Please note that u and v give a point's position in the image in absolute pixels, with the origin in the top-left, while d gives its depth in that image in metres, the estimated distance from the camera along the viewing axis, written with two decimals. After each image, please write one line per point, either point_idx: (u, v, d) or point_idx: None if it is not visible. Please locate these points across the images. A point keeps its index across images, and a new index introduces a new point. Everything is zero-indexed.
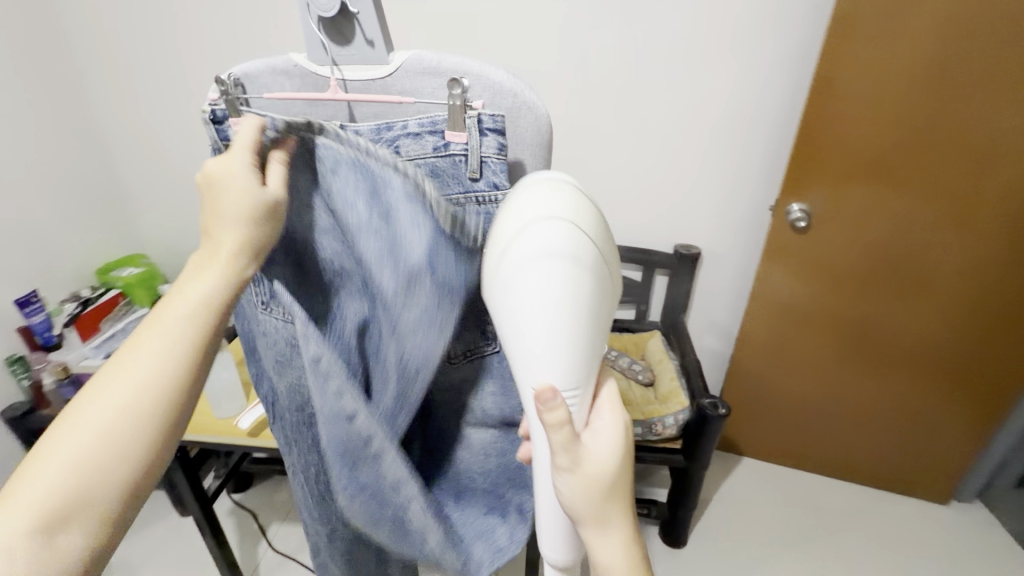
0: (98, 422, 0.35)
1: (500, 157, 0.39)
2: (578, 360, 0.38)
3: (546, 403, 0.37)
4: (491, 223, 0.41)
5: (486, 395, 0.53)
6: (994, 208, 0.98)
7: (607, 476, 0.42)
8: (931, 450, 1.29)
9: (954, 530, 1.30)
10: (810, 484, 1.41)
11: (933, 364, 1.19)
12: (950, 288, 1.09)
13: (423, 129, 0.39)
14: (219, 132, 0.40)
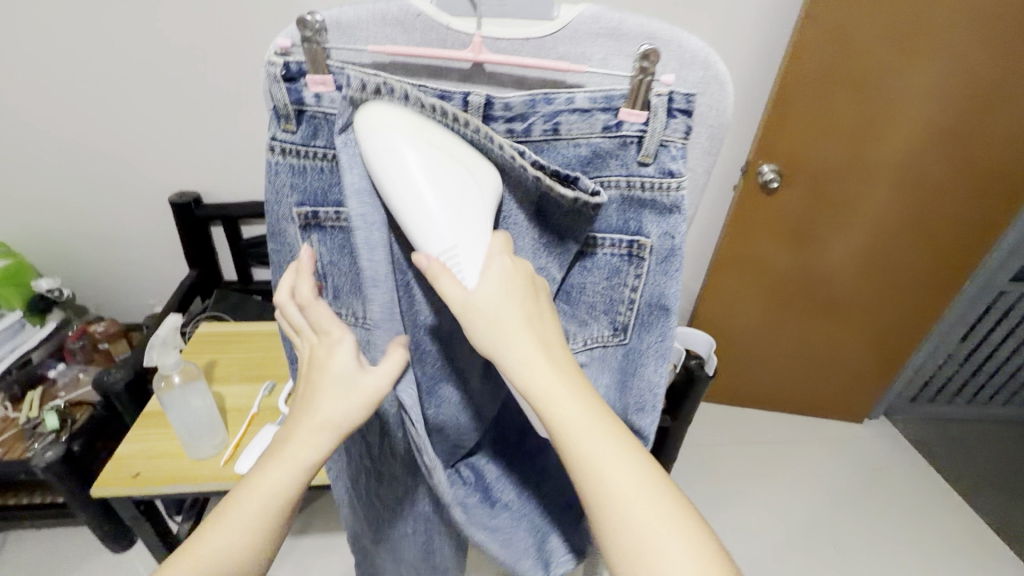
0: (254, 491, 0.36)
1: (683, 143, 0.30)
2: (475, 230, 0.30)
3: (429, 271, 0.30)
4: (653, 213, 0.32)
5: (601, 384, 0.38)
6: (934, 157, 1.06)
7: (524, 338, 0.30)
8: (857, 379, 1.45)
9: (876, 441, 1.49)
10: (757, 419, 1.53)
11: (871, 304, 1.30)
12: (893, 233, 1.18)
13: (594, 106, 0.30)
14: (292, 88, 0.34)
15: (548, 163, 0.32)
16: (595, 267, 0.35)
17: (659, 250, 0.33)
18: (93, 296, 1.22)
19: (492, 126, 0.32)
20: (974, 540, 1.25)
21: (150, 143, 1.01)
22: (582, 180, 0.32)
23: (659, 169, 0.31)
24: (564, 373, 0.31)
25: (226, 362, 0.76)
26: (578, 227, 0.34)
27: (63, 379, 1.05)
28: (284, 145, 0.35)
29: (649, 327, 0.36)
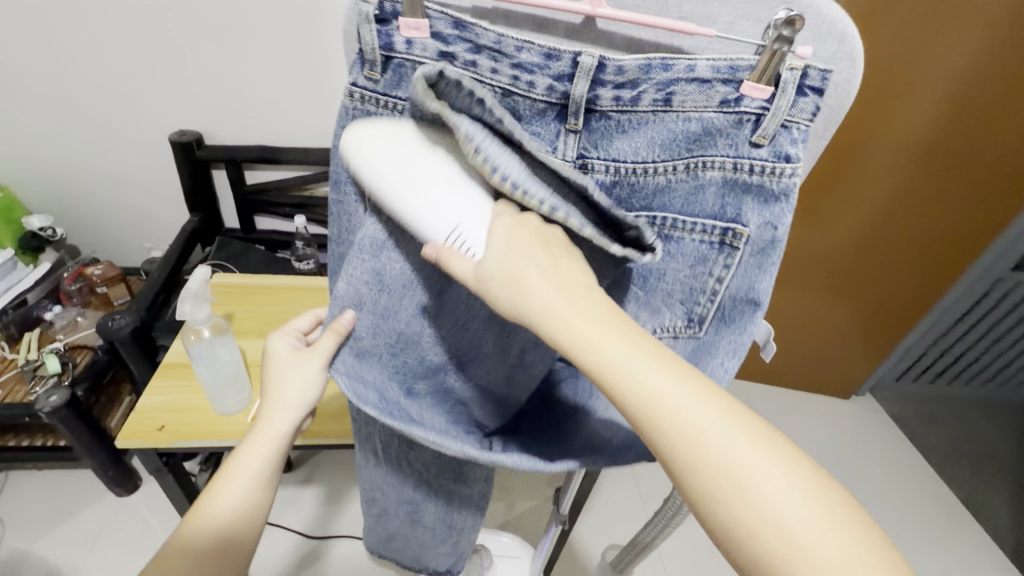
0: (243, 466, 0.43)
1: (808, 125, 0.29)
2: (476, 212, 0.31)
3: (445, 260, 0.30)
4: (756, 200, 0.30)
5: None
6: (970, 139, 1.03)
7: (540, 285, 0.29)
8: (850, 359, 1.48)
9: (860, 417, 1.53)
10: (749, 391, 1.56)
11: (878, 285, 1.30)
12: (914, 215, 1.16)
13: (715, 77, 0.29)
14: (383, 30, 0.31)
15: (650, 137, 0.32)
16: (679, 253, 0.32)
17: (755, 241, 0.30)
18: (87, 236, 1.16)
19: (600, 90, 0.31)
20: (943, 511, 1.32)
21: (151, 75, 0.94)
22: (684, 158, 0.31)
23: (774, 152, 0.29)
24: (590, 315, 0.29)
25: (245, 314, 0.76)
26: (668, 207, 0.32)
27: (60, 321, 1.01)
28: (364, 92, 0.33)
29: (731, 321, 0.32)
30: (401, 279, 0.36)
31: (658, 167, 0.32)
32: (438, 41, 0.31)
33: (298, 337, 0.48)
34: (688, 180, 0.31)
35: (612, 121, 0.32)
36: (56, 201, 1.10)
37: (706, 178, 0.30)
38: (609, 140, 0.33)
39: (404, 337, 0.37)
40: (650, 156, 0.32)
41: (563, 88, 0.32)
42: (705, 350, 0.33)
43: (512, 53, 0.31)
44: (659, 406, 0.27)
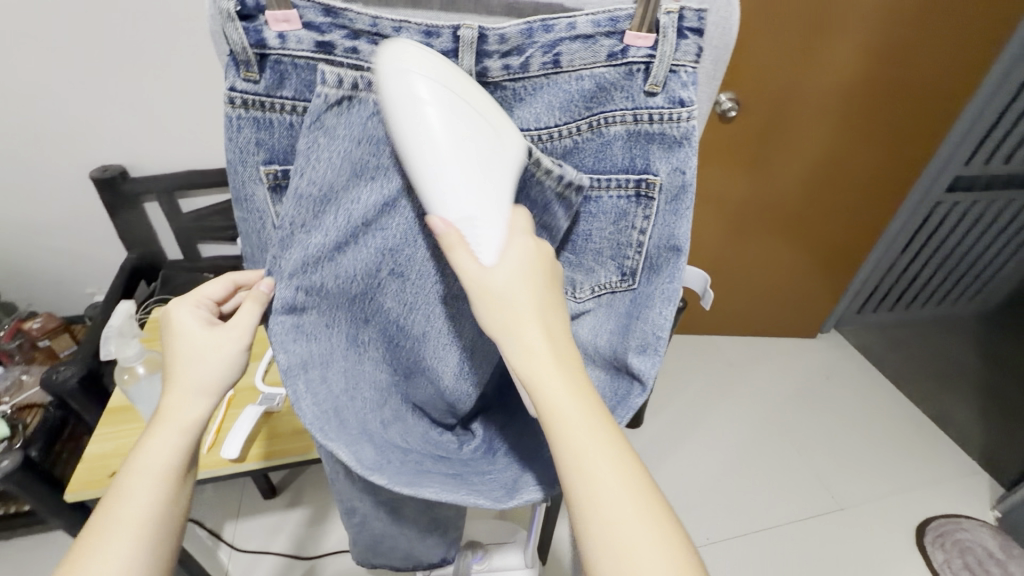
0: (153, 463, 0.37)
1: (694, 67, 0.31)
2: (493, 202, 0.30)
3: (444, 240, 0.30)
4: (662, 148, 0.32)
5: (605, 330, 0.37)
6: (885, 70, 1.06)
7: (532, 327, 0.31)
8: (811, 300, 1.52)
9: (826, 351, 1.59)
10: (721, 344, 1.59)
11: (820, 228, 1.35)
12: (851, 153, 1.19)
13: (598, 31, 0.30)
14: (253, 28, 0.30)
15: (548, 101, 0.32)
16: (601, 211, 0.35)
17: (669, 186, 0.32)
18: (19, 290, 1.10)
19: (487, 61, 0.30)
20: (914, 430, 1.38)
21: (52, 111, 0.88)
22: (586, 117, 0.32)
23: (668, 98, 0.30)
24: (565, 369, 0.31)
25: None
26: (581, 167, 0.34)
27: (4, 383, 0.95)
28: (246, 96, 0.31)
29: (658, 269, 0.34)
30: (324, 327, 0.35)
31: (561, 131, 0.33)
32: (314, 32, 0.31)
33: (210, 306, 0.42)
34: (595, 139, 0.33)
35: (506, 91, 0.32)
36: None
37: (611, 133, 0.32)
38: (509, 110, 0.33)
39: (353, 380, 0.37)
40: (552, 121, 0.32)
41: (450, 64, 0.31)
42: (641, 301, 0.35)
43: (390, 35, 0.31)
44: (559, 409, 0.30)
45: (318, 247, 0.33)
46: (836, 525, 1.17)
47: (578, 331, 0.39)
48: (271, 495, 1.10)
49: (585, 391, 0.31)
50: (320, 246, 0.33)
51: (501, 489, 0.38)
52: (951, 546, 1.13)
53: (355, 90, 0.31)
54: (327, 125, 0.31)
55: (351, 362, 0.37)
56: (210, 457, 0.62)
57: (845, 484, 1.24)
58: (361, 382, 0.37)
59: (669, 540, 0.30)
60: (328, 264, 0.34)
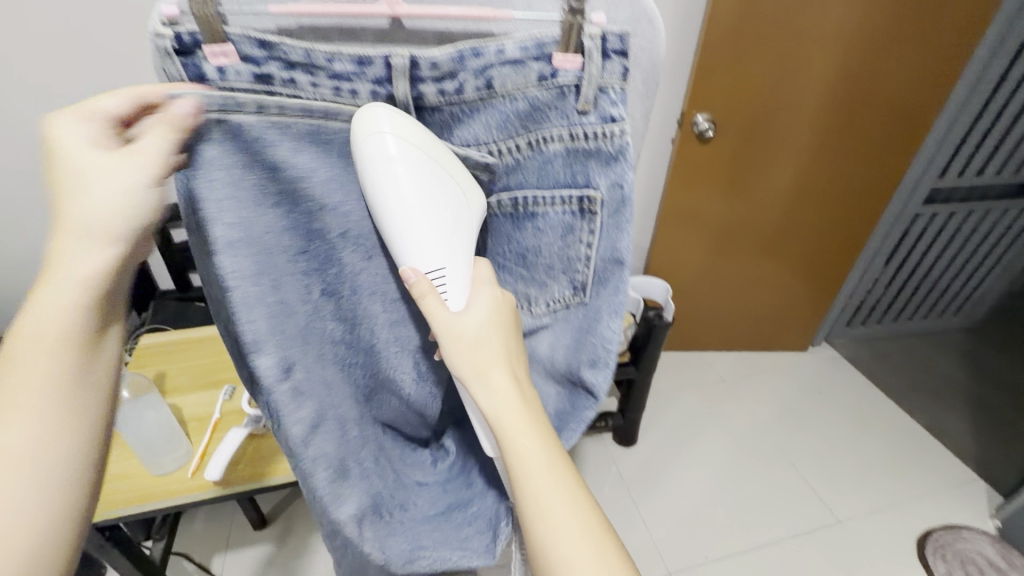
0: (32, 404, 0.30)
1: (622, 86, 0.33)
2: (456, 254, 0.36)
3: (416, 288, 0.34)
4: (599, 163, 0.34)
5: (561, 345, 0.42)
6: (852, 87, 1.09)
7: (499, 373, 0.36)
8: (799, 313, 1.53)
9: (819, 363, 1.59)
10: (714, 360, 1.58)
11: (803, 242, 1.37)
12: (828, 168, 1.22)
13: (526, 55, 0.31)
14: (190, 62, 0.30)
15: (486, 121, 0.34)
16: (548, 226, 0.37)
17: (609, 202, 0.35)
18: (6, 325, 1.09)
19: (421, 86, 0.32)
20: (910, 440, 1.37)
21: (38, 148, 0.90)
22: (524, 135, 0.34)
23: (600, 116, 0.33)
24: (529, 410, 0.36)
25: (178, 372, 0.74)
26: (527, 183, 0.36)
27: None
28: None
29: (605, 282, 0.38)
30: (299, 376, 0.38)
31: (501, 148, 0.35)
32: (251, 64, 0.31)
33: (105, 123, 0.32)
34: (535, 156, 0.35)
35: (443, 113, 0.34)
36: None
37: (550, 151, 0.34)
38: (450, 130, 0.35)
39: (334, 421, 0.41)
40: (491, 139, 0.35)
41: (385, 91, 0.33)
42: (592, 316, 0.40)
43: (325, 65, 0.31)
44: (523, 447, 0.35)
45: (260, 289, 0.35)
46: (836, 540, 1.15)
47: (540, 343, 0.43)
48: (261, 525, 1.08)
49: (543, 431, 0.36)
50: (260, 288, 0.35)
51: (488, 531, 0.51)
52: (954, 559, 1.11)
53: (225, 112, 0.31)
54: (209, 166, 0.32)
55: (342, 425, 0.42)
56: (194, 481, 0.61)
57: (844, 499, 1.23)
58: (352, 434, 0.43)
59: (600, 548, 0.34)
60: (276, 309, 0.36)
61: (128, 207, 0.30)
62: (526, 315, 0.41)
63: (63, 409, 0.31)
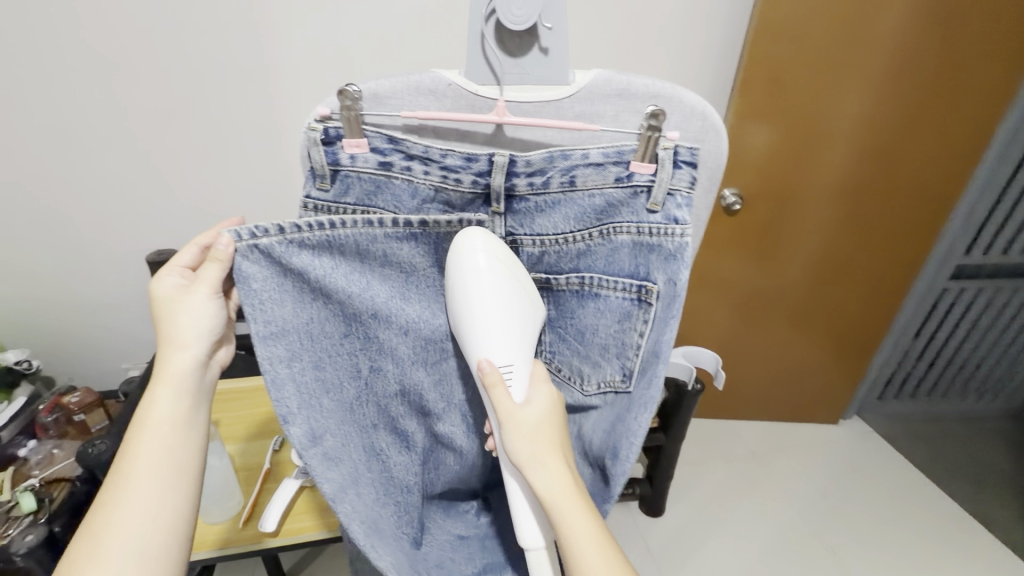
0: (145, 457, 0.40)
1: (689, 190, 0.39)
2: (522, 354, 0.41)
3: (487, 377, 0.39)
4: (659, 258, 0.39)
5: (602, 426, 0.44)
6: (873, 170, 1.14)
7: (554, 462, 0.38)
8: (829, 385, 1.51)
9: (852, 438, 1.55)
10: (743, 430, 1.55)
11: (832, 314, 1.38)
12: (855, 242, 1.25)
13: (608, 159, 0.39)
14: (330, 150, 0.40)
15: (564, 212, 0.41)
16: (607, 308, 0.41)
17: (664, 295, 0.39)
18: (61, 364, 1.15)
19: (515, 179, 0.40)
20: (955, 527, 1.30)
21: (120, 206, 0.99)
22: (596, 226, 0.40)
23: (665, 216, 0.38)
24: (578, 502, 0.38)
25: (231, 421, 0.77)
26: (593, 267, 0.42)
27: (35, 456, 0.98)
28: (317, 201, 0.41)
29: (647, 374, 0.41)
30: (341, 446, 0.42)
31: (575, 236, 0.41)
32: (378, 153, 0.40)
33: (183, 272, 0.46)
34: (605, 245, 0.40)
35: (529, 203, 0.41)
36: (32, 331, 1.10)
37: (618, 241, 0.40)
38: (532, 218, 0.42)
39: (379, 485, 0.45)
40: (567, 228, 0.41)
41: (484, 181, 0.41)
42: (631, 404, 0.42)
43: (439, 158, 0.40)
44: (579, 543, 0.36)
45: (303, 372, 0.40)
46: None
47: (589, 418, 0.46)
48: None
49: (588, 507, 0.38)
50: (304, 370, 0.40)
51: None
52: None
53: (254, 238, 0.38)
54: (250, 277, 0.39)
55: (375, 474, 0.45)
56: (246, 532, 0.62)
57: None
58: (382, 485, 0.45)
59: None
60: (320, 387, 0.41)
61: (207, 321, 0.44)
62: (578, 391, 0.45)
63: (174, 452, 0.41)
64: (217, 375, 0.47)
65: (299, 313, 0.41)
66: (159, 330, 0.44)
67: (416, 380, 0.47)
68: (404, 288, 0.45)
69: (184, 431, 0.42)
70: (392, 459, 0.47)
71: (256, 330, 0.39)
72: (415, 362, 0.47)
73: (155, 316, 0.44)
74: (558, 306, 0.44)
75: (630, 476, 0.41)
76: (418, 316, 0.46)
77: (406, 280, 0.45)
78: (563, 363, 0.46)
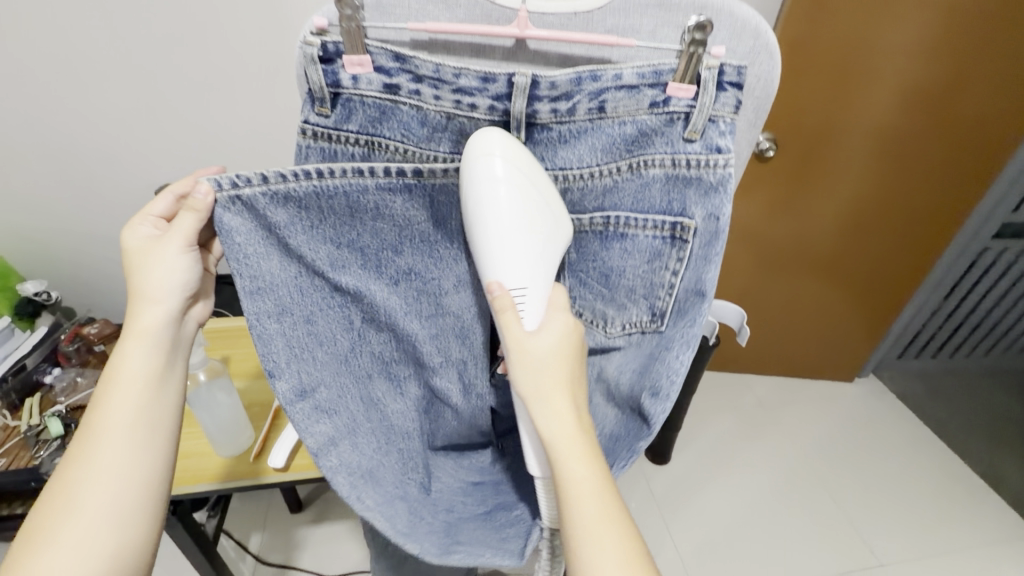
0: (117, 415, 0.39)
1: (732, 117, 0.35)
2: (538, 276, 0.38)
3: (498, 302, 0.37)
4: (698, 192, 0.36)
5: (627, 368, 0.41)
6: (924, 114, 1.05)
7: (563, 404, 0.36)
8: (848, 343, 1.47)
9: (866, 394, 1.53)
10: (754, 384, 1.54)
11: (859, 269, 1.32)
12: (891, 195, 1.18)
13: (643, 82, 0.35)
14: (329, 69, 0.37)
15: (591, 143, 0.38)
16: (636, 249, 0.39)
17: (703, 231, 0.36)
18: (78, 296, 1.17)
19: (537, 104, 0.37)
20: (962, 486, 1.30)
21: (123, 135, 0.95)
22: (626, 159, 0.37)
23: (706, 144, 0.35)
24: (583, 450, 0.35)
25: (242, 356, 0.77)
26: (619, 206, 0.38)
27: (60, 383, 0.99)
28: (316, 128, 0.39)
29: (684, 313, 0.38)
30: (336, 397, 0.42)
31: (602, 170, 0.38)
32: (382, 74, 0.37)
33: (157, 222, 0.44)
34: (633, 179, 0.38)
35: (552, 132, 0.38)
36: (47, 263, 1.11)
37: (648, 175, 0.37)
38: (553, 149, 0.39)
39: (380, 434, 0.44)
40: (594, 161, 0.38)
41: (503, 106, 0.37)
42: (664, 345, 0.39)
43: (451, 79, 0.37)
44: (581, 483, 0.34)
45: (293, 327, 0.40)
46: None
47: (610, 363, 0.43)
48: (297, 509, 1.11)
49: (595, 458, 0.36)
50: (293, 325, 0.40)
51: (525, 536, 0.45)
52: None
53: (236, 189, 0.36)
54: (233, 231, 0.36)
55: (378, 425, 0.45)
56: (257, 464, 0.62)
57: (886, 540, 1.17)
58: (387, 434, 0.45)
59: None
60: (311, 340, 0.41)
61: (178, 271, 0.42)
62: (599, 333, 0.43)
63: (146, 412, 0.40)
64: (194, 330, 0.46)
65: (287, 267, 0.39)
66: (130, 282, 0.42)
67: (414, 334, 0.45)
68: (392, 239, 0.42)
69: (156, 389, 0.41)
70: (389, 406, 0.46)
71: (243, 284, 0.38)
72: (407, 313, 0.44)
73: (127, 268, 0.42)
74: (579, 248, 0.41)
75: (669, 415, 0.37)
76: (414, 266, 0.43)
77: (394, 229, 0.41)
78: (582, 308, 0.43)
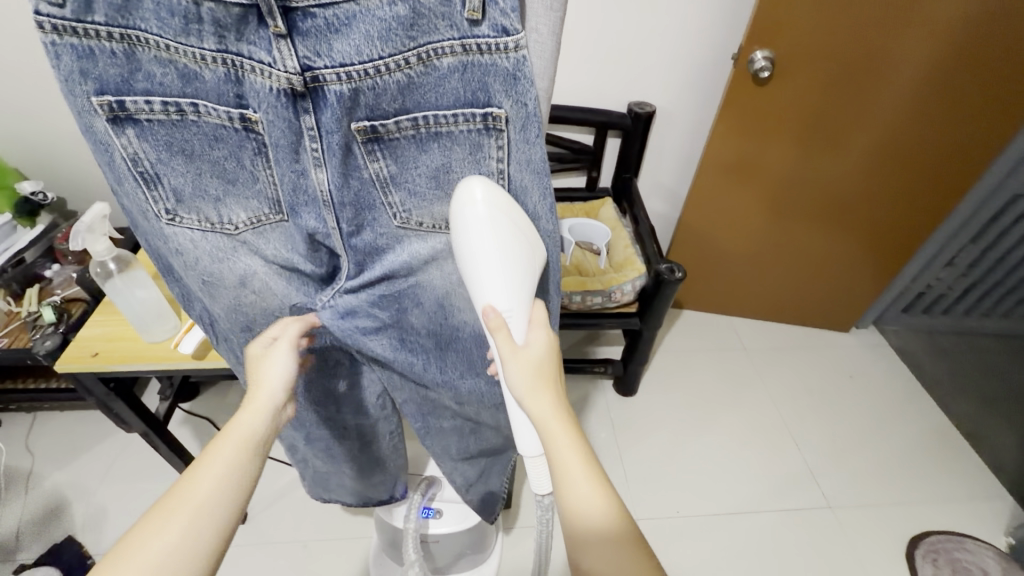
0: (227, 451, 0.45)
1: None
2: (520, 299, 0.49)
3: (493, 322, 0.48)
4: (498, 82, 0.41)
5: None
6: (946, 18, 0.91)
7: (543, 399, 0.47)
8: (847, 291, 1.40)
9: (859, 345, 1.48)
10: (741, 327, 1.51)
11: (859, 211, 1.22)
12: (893, 129, 1.07)
13: None
14: None
15: (364, 31, 0.38)
16: (457, 143, 0.45)
17: (513, 119, 0.43)
18: (81, 201, 1.24)
19: None
20: (937, 440, 1.27)
21: None
22: (411, 49, 0.39)
23: (493, 26, 0.38)
24: (566, 430, 0.47)
25: None
26: (422, 104, 0.43)
27: (58, 278, 1.08)
28: (53, 20, 0.35)
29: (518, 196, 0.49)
30: (205, 274, 0.50)
31: (388, 62, 0.40)
32: None
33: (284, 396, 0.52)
34: (429, 73, 0.41)
35: (318, 20, 0.38)
36: (47, 167, 1.17)
37: (443, 65, 0.41)
38: (327, 40, 0.39)
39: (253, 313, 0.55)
40: (374, 51, 0.39)
41: None
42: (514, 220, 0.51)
43: None
44: (561, 456, 0.46)
45: (158, 213, 0.46)
46: (821, 523, 1.11)
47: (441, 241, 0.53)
48: None
49: (576, 436, 0.47)
50: (161, 213, 0.46)
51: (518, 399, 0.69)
52: (944, 565, 1.05)
53: (121, 109, 0.40)
54: (117, 134, 0.41)
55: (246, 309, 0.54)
56: (176, 352, 0.63)
57: (842, 485, 1.17)
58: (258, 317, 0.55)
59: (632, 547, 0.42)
60: (179, 230, 0.47)
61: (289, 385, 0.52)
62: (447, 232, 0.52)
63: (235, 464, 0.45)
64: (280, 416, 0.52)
65: (140, 143, 0.42)
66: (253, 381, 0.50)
67: (269, 243, 0.49)
68: (197, 167, 0.44)
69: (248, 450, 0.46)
70: (258, 299, 0.53)
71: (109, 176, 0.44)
72: (263, 227, 0.48)
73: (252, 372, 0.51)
74: (395, 154, 0.45)
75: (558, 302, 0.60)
76: (229, 195, 0.46)
77: (196, 158, 0.44)
78: (420, 215, 0.50)
